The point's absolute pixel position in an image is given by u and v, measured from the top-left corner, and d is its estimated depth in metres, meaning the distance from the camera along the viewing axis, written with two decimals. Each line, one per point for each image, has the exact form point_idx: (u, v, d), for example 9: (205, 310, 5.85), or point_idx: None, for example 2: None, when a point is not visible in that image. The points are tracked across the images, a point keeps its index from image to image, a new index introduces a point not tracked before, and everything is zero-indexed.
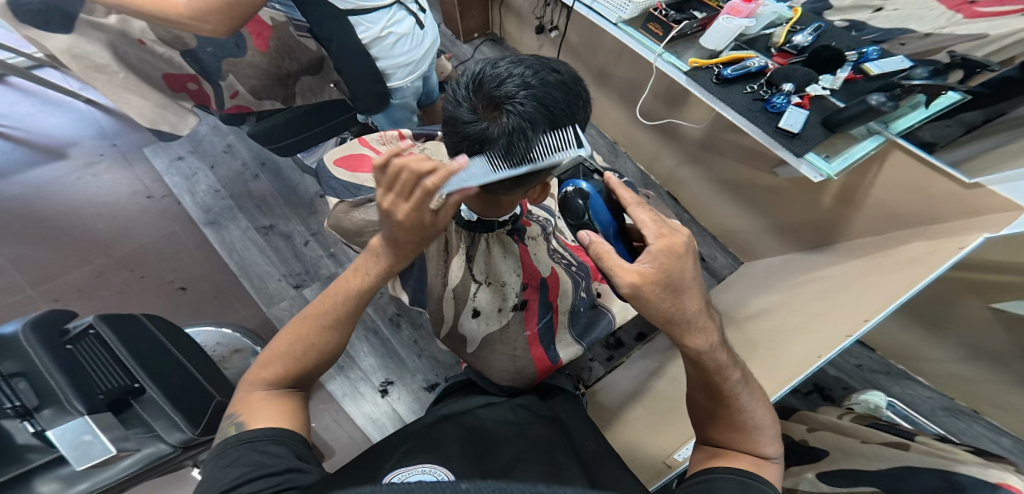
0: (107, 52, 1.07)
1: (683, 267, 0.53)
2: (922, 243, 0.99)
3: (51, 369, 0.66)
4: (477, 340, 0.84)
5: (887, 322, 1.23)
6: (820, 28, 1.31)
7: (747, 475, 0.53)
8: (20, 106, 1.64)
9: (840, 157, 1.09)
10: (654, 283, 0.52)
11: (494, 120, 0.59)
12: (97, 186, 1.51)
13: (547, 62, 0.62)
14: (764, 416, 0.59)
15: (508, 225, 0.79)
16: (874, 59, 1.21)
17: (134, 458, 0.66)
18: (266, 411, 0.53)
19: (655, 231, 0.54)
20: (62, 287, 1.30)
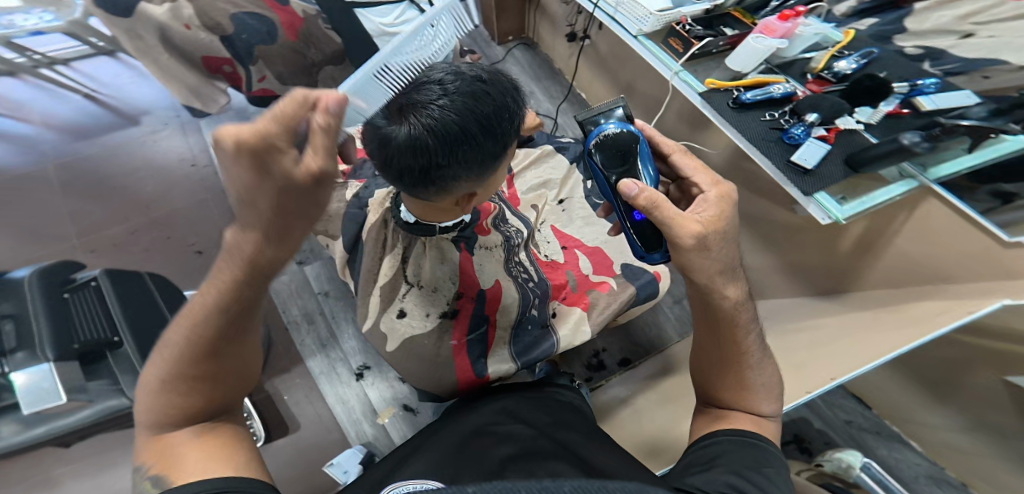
0: (155, 35, 1.18)
1: (730, 212, 0.66)
2: (931, 303, 0.92)
3: (38, 315, 0.80)
4: (397, 340, 0.85)
5: (885, 381, 1.15)
6: (870, 55, 1.21)
7: (745, 435, 0.65)
8: (121, 77, 1.84)
9: (856, 200, 1.04)
10: (713, 230, 0.64)
11: (401, 120, 0.66)
12: (155, 149, 1.67)
13: (465, 74, 0.70)
14: (760, 379, 0.69)
15: (452, 233, 0.85)
16: (929, 93, 1.09)
17: (92, 410, 0.80)
18: (186, 452, 0.53)
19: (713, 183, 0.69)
20: (101, 238, 1.45)
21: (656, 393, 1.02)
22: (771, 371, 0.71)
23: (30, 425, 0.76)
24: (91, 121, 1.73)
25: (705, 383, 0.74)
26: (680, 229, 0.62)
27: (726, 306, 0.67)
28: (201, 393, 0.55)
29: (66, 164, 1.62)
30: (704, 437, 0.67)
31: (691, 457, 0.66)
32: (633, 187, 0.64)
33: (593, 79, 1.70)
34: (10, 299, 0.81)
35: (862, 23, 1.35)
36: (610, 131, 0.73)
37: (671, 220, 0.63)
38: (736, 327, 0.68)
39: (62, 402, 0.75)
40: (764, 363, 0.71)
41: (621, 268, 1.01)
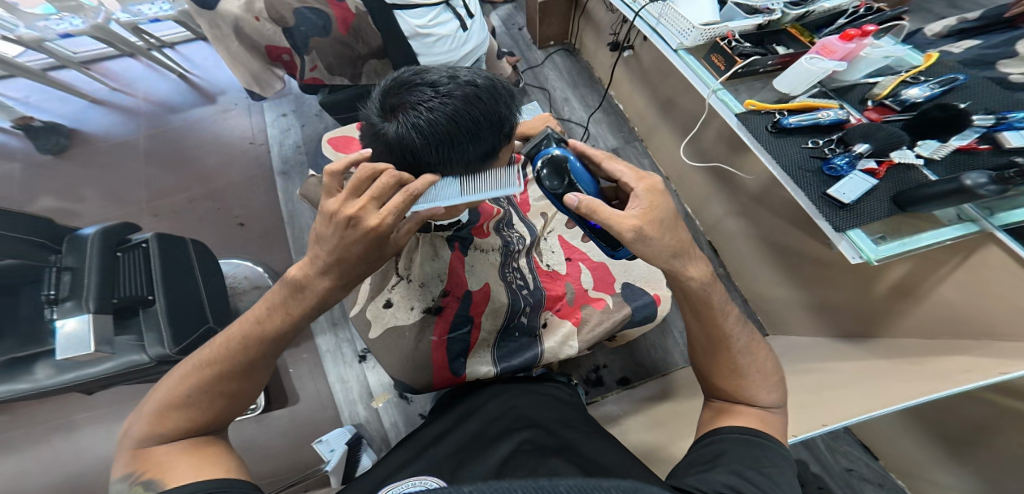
0: (230, 24, 1.29)
1: (666, 202, 0.67)
2: (959, 361, 0.85)
3: (91, 269, 0.90)
4: (380, 327, 0.92)
5: (904, 437, 1.08)
6: (952, 81, 1.09)
7: (753, 434, 0.64)
8: (210, 60, 2.03)
9: (896, 241, 0.95)
10: (651, 221, 0.65)
11: (392, 119, 0.72)
12: (226, 127, 1.83)
13: (459, 76, 0.73)
14: (754, 364, 0.69)
15: (447, 232, 0.90)
16: (1018, 129, 0.96)
17: (115, 362, 0.90)
18: (183, 458, 0.60)
19: (635, 178, 0.69)
20: (165, 204, 1.62)
21: (646, 415, 0.99)
22: (764, 354, 0.71)
23: (62, 370, 0.89)
24: (182, 98, 1.92)
25: (703, 378, 0.73)
26: (620, 225, 0.64)
27: (695, 286, 0.67)
28: (214, 407, 0.64)
29: (151, 134, 1.81)
30: (711, 433, 0.66)
31: (696, 453, 0.64)
32: (573, 198, 0.67)
33: (633, 90, 1.68)
34: (73, 252, 0.92)
35: (960, 45, 1.23)
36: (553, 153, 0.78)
37: (611, 219, 0.65)
38: (713, 309, 0.69)
39: (90, 352, 0.84)
40: (754, 346, 0.70)
41: (622, 287, 1.02)
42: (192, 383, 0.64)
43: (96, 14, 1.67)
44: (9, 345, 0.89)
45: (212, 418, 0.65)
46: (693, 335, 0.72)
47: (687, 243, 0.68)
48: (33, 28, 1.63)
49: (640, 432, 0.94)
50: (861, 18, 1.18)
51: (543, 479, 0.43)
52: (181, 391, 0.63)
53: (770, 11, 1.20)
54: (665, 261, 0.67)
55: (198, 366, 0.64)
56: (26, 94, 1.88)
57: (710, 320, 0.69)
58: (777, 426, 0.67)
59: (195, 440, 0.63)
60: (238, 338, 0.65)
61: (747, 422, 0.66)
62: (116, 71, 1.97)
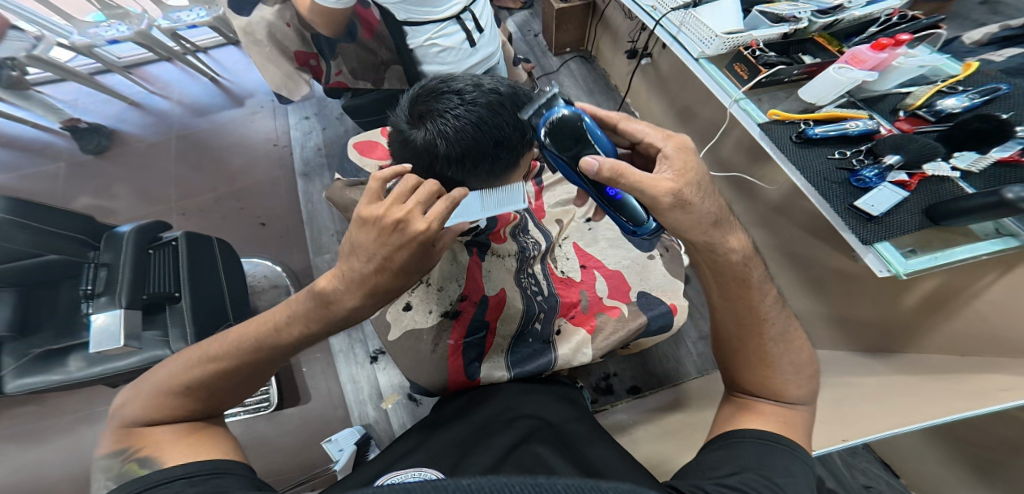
0: (265, 30, 1.28)
1: (696, 162, 0.66)
2: (995, 382, 0.81)
3: (126, 265, 0.93)
4: (399, 329, 0.89)
5: (931, 461, 1.03)
6: (993, 91, 1.03)
7: (769, 438, 0.60)
8: (240, 63, 2.11)
9: (930, 254, 0.91)
10: (687, 183, 0.63)
11: (420, 126, 0.72)
12: (252, 129, 1.89)
13: (485, 86, 0.74)
14: (786, 351, 0.66)
15: (467, 238, 0.94)
16: None
17: (141, 357, 0.92)
18: (176, 447, 0.58)
19: (663, 137, 0.68)
20: (193, 204, 1.67)
21: (657, 426, 0.97)
22: (800, 343, 0.67)
23: (92, 363, 0.91)
24: (210, 100, 1.99)
25: (730, 373, 0.69)
26: (655, 188, 0.60)
27: (738, 260, 0.66)
28: (214, 399, 0.64)
29: (183, 136, 1.88)
30: (725, 435, 0.63)
31: (710, 455, 0.61)
32: (594, 160, 0.60)
33: (650, 99, 1.66)
34: (111, 249, 0.96)
35: (1001, 53, 1.17)
36: (560, 115, 0.67)
37: (643, 185, 0.61)
38: (751, 288, 0.66)
39: (119, 347, 0.86)
40: (789, 333, 0.67)
41: (637, 296, 0.98)
42: (192, 373, 0.62)
43: (141, 21, 1.77)
44: (46, 336, 0.93)
45: (206, 406, 0.64)
46: (721, 322, 0.69)
47: (722, 213, 0.66)
48: (86, 34, 1.74)
49: (650, 442, 0.91)
50: (894, 26, 1.14)
51: (540, 477, 0.41)
52: (182, 377, 0.62)
53: (796, 20, 1.17)
54: (702, 235, 0.64)
55: (202, 357, 0.63)
56: (74, 97, 1.97)
57: (745, 300, 0.66)
58: (799, 426, 0.63)
59: (191, 424, 0.62)
60: (249, 339, 0.63)
61: (765, 427, 0.62)
62: (155, 75, 2.05)
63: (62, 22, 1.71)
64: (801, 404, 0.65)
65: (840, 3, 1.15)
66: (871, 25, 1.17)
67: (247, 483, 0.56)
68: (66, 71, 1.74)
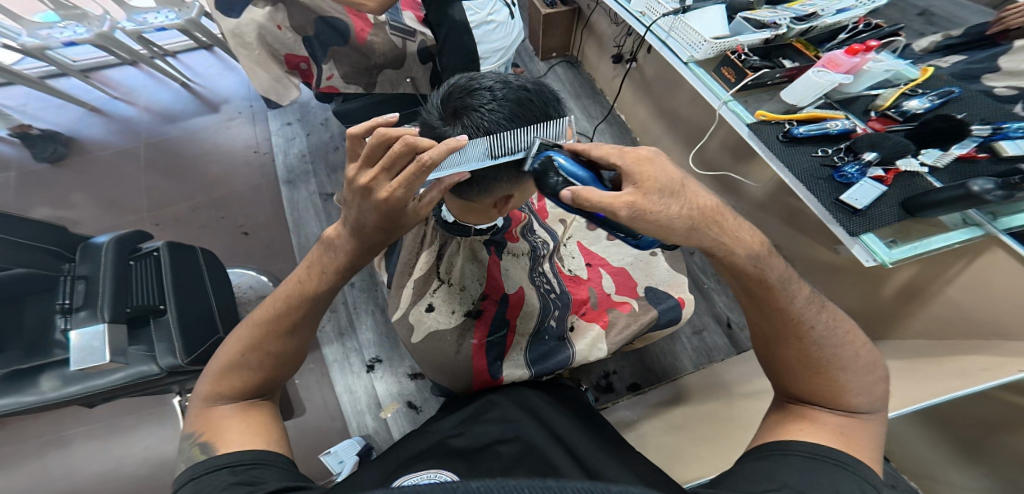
0: (255, 33, 1.22)
1: (665, 171, 0.56)
2: (978, 361, 0.87)
3: (105, 278, 0.84)
4: (422, 332, 0.85)
5: (918, 442, 1.08)
6: (949, 93, 1.12)
7: (821, 453, 0.56)
8: (211, 68, 2.02)
9: (907, 245, 0.97)
10: (649, 195, 0.55)
11: (453, 124, 0.68)
12: (226, 136, 1.81)
13: (517, 81, 0.70)
14: (837, 356, 0.61)
15: (485, 235, 0.84)
16: (1015, 137, 0.98)
17: (125, 373, 0.81)
18: (240, 432, 0.58)
19: (621, 155, 0.58)
20: (166, 214, 1.59)
21: (663, 420, 0.97)
22: (853, 350, 0.62)
23: (69, 382, 0.80)
24: (181, 106, 1.90)
25: (777, 376, 0.65)
26: (614, 205, 0.54)
27: (744, 262, 0.59)
28: (267, 368, 0.63)
29: (152, 144, 1.79)
30: (769, 448, 0.59)
31: (751, 465, 0.57)
32: (562, 192, 0.57)
33: (635, 102, 1.70)
34: (87, 260, 0.87)
35: (948, 60, 1.27)
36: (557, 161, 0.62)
37: (605, 203, 0.55)
38: (772, 291, 0.60)
39: (105, 363, 0.75)
40: (839, 335, 0.62)
41: (644, 290, 0.97)
42: (244, 343, 0.63)
43: (101, 23, 1.69)
44: (11, 356, 0.82)
45: (264, 379, 0.64)
46: (756, 328, 0.65)
47: (714, 212, 0.58)
48: (36, 36, 1.64)
49: (660, 436, 0.92)
50: (860, 34, 1.25)
51: (550, 481, 0.37)
52: (236, 351, 0.63)
53: (776, 26, 1.21)
54: (682, 236, 0.58)
55: (251, 325, 0.64)
56: (24, 102, 1.86)
57: (769, 304, 0.61)
58: (860, 440, 0.58)
59: (251, 402, 0.63)
60: (291, 296, 0.63)
61: (812, 438, 0.58)
62: (116, 79, 1.95)
63: (9, 23, 1.61)
64: (865, 414, 0.61)
65: (813, 11, 1.23)
66: (841, 32, 1.26)
67: (286, 475, 0.55)
68: (13, 74, 1.63)
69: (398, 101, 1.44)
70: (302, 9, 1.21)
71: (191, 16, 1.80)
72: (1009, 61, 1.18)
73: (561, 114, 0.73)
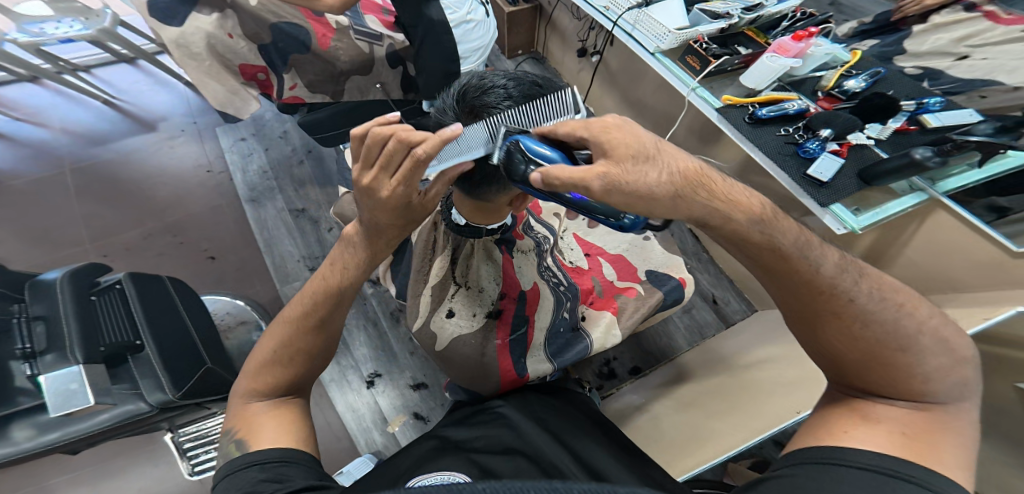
0: (203, 43, 1.15)
1: (634, 134, 0.50)
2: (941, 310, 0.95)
3: (68, 317, 0.75)
4: (445, 339, 0.84)
5: None
6: (878, 74, 1.22)
7: (884, 465, 0.44)
8: (139, 83, 1.86)
9: (871, 211, 1.04)
10: (620, 163, 0.49)
11: (472, 124, 0.67)
12: (169, 156, 1.67)
13: (529, 79, 0.70)
14: (889, 334, 0.49)
15: (496, 234, 0.83)
16: (934, 111, 1.11)
17: (112, 413, 0.71)
18: (274, 428, 0.56)
19: (583, 124, 0.52)
20: (114, 244, 1.45)
21: (672, 400, 1.01)
22: (918, 324, 0.50)
23: (46, 429, 0.66)
24: (107, 126, 1.74)
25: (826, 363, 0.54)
26: (585, 181, 0.48)
27: (749, 229, 0.50)
28: (297, 365, 0.60)
29: (76, 171, 1.62)
30: (816, 451, 0.47)
31: (793, 474, 0.46)
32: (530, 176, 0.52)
33: (603, 94, 1.74)
34: (41, 299, 0.76)
35: (867, 43, 1.36)
36: (539, 152, 0.54)
37: (576, 180, 0.49)
38: (798, 261, 0.50)
39: (90, 405, 0.67)
40: (890, 308, 0.50)
41: (645, 274, 1.00)
42: (277, 341, 0.60)
43: None
44: None
45: (298, 376, 0.61)
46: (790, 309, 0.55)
47: (696, 174, 0.51)
48: None
49: (673, 415, 0.96)
50: (798, 22, 1.33)
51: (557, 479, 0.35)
52: (268, 348, 0.61)
53: (729, 16, 1.29)
54: (668, 208, 0.50)
55: (280, 323, 0.62)
56: None
57: (797, 277, 0.51)
58: (934, 439, 0.46)
59: (285, 400, 0.60)
60: (316, 292, 0.60)
61: (872, 439, 0.46)
62: (16, 99, 1.78)
63: None
64: (935, 402, 0.49)
65: (759, 2, 1.31)
66: (783, 20, 1.33)
67: (315, 472, 0.52)
68: None
69: (370, 108, 1.38)
70: (252, 16, 1.14)
71: (103, 25, 1.62)
72: (913, 45, 1.29)
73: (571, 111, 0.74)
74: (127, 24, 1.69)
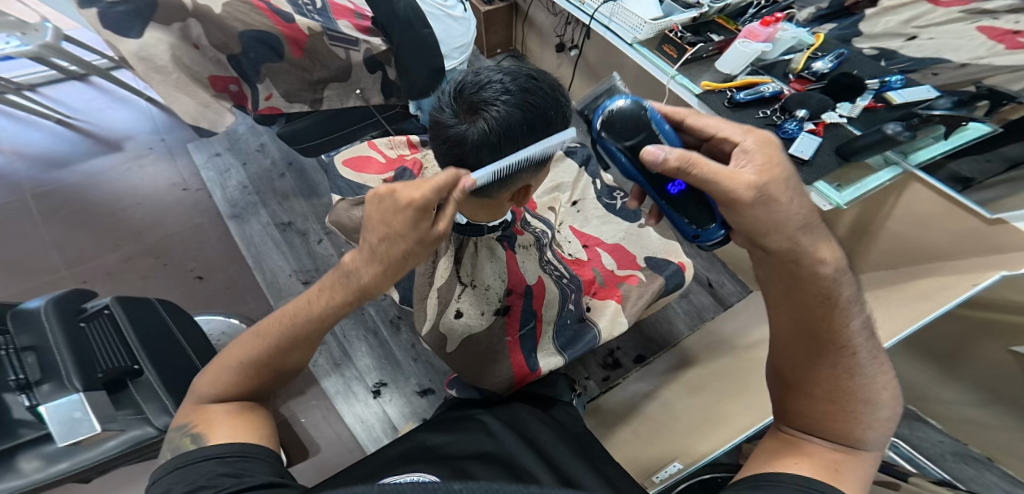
0: (166, 54, 1.10)
1: (784, 158, 0.53)
2: (932, 280, 1.00)
3: (59, 345, 0.72)
4: (455, 340, 0.86)
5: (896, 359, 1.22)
6: (842, 55, 1.24)
7: (809, 484, 0.48)
8: (95, 102, 1.79)
9: (851, 186, 1.07)
10: (774, 179, 0.50)
11: (470, 120, 0.67)
12: (140, 177, 1.62)
13: (526, 71, 0.70)
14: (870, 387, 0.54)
15: (498, 231, 0.85)
16: (897, 88, 1.14)
17: (120, 440, 0.68)
18: (230, 429, 0.55)
19: (744, 129, 0.55)
20: (92, 269, 1.39)
21: (682, 384, 1.03)
22: (885, 383, 0.55)
23: (55, 459, 0.63)
24: (68, 147, 1.66)
25: (795, 403, 0.58)
26: (733, 181, 0.49)
27: (829, 273, 0.52)
28: (261, 379, 0.60)
29: (39, 197, 1.55)
30: (757, 475, 0.50)
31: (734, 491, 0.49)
32: (655, 149, 0.51)
33: (584, 87, 1.78)
34: (27, 330, 0.72)
35: (824, 27, 1.37)
36: (618, 105, 0.67)
37: (719, 176, 0.49)
38: (836, 310, 0.53)
39: (96, 433, 0.63)
40: (876, 367, 0.55)
41: (645, 261, 1.02)
42: (240, 350, 0.59)
43: None
44: None
45: (257, 386, 0.60)
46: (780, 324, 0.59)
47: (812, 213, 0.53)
48: None
49: (683, 400, 0.98)
50: (763, 9, 1.38)
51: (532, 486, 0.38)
52: (232, 356, 0.59)
53: (700, 5, 1.33)
54: (784, 237, 0.51)
55: (246, 335, 0.59)
56: None
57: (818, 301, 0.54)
58: (854, 476, 0.51)
59: (242, 405, 0.59)
60: (293, 313, 0.57)
61: (804, 472, 0.50)
62: None
63: None
64: (865, 450, 0.54)
65: None
66: (750, 7, 1.38)
67: (273, 470, 0.52)
68: None
69: (352, 112, 1.39)
70: (218, 24, 1.09)
71: (43, 40, 1.55)
72: (868, 27, 1.33)
73: (568, 102, 0.75)
74: (72, 38, 1.62)
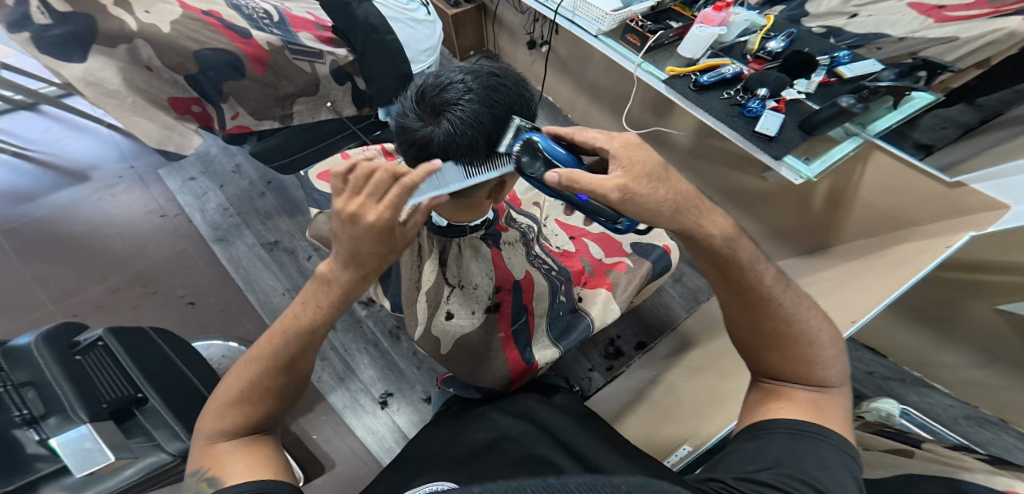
0: (118, 78, 1.08)
1: (649, 153, 0.56)
2: (907, 245, 1.04)
3: (57, 379, 0.72)
4: (449, 342, 0.86)
5: (893, 327, 1.28)
6: (793, 34, 1.28)
7: (802, 429, 0.53)
8: (50, 132, 1.75)
9: (819, 159, 1.10)
10: (638, 177, 0.54)
11: (436, 122, 0.68)
12: (113, 206, 1.59)
13: (487, 69, 0.72)
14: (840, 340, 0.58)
15: (481, 231, 0.87)
16: (846, 63, 1.18)
17: (137, 467, 0.68)
18: (245, 468, 0.55)
19: (608, 138, 0.58)
20: (79, 303, 1.37)
21: (683, 367, 1.06)
22: (820, 323, 0.60)
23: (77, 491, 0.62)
24: (31, 182, 1.62)
25: (752, 355, 0.62)
26: (604, 187, 0.53)
27: (721, 245, 0.57)
28: (265, 404, 0.60)
29: (8, 233, 1.51)
30: (757, 424, 0.56)
31: (739, 448, 0.54)
32: (550, 174, 0.56)
33: (558, 82, 1.81)
34: (21, 367, 0.72)
35: (774, 9, 1.41)
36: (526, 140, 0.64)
37: (594, 185, 0.54)
38: (745, 271, 0.58)
39: (112, 460, 0.63)
40: (804, 308, 0.59)
41: (631, 247, 1.06)
42: (240, 380, 0.59)
43: None
44: None
45: (268, 413, 0.60)
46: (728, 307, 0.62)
47: (692, 194, 0.57)
48: None
49: (689, 384, 1.01)
50: None
51: (550, 476, 0.37)
52: (234, 387, 0.59)
53: None
54: (667, 219, 0.56)
55: (245, 363, 0.59)
56: None
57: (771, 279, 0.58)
58: (838, 412, 0.56)
59: (252, 438, 0.59)
60: (285, 333, 0.58)
61: (794, 415, 0.55)
62: None
63: None
64: (837, 387, 0.58)
65: None
66: None
67: None
68: None
69: (324, 127, 1.39)
70: (168, 43, 1.08)
71: None
72: (813, 7, 1.36)
73: (532, 96, 0.77)
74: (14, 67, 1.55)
